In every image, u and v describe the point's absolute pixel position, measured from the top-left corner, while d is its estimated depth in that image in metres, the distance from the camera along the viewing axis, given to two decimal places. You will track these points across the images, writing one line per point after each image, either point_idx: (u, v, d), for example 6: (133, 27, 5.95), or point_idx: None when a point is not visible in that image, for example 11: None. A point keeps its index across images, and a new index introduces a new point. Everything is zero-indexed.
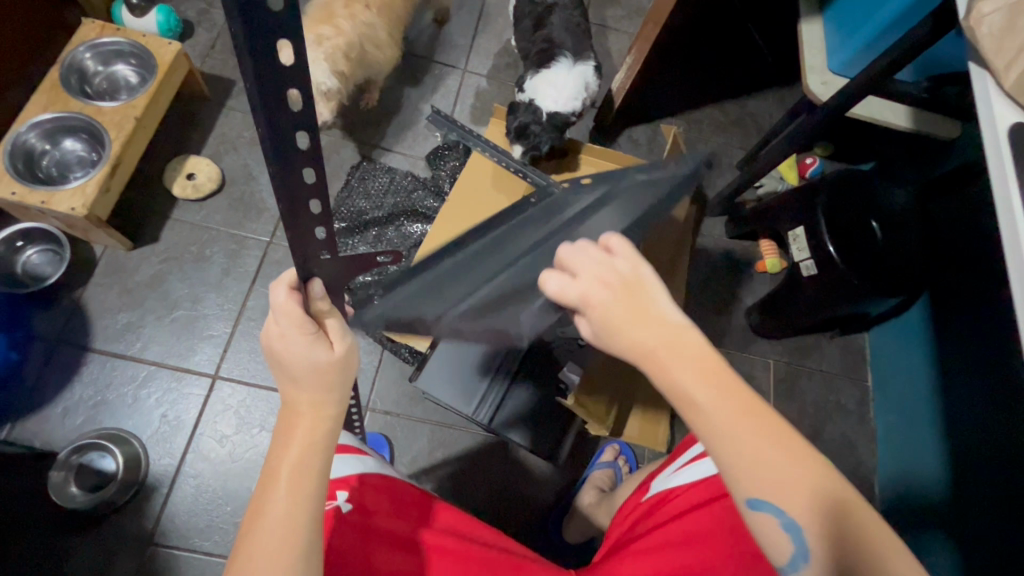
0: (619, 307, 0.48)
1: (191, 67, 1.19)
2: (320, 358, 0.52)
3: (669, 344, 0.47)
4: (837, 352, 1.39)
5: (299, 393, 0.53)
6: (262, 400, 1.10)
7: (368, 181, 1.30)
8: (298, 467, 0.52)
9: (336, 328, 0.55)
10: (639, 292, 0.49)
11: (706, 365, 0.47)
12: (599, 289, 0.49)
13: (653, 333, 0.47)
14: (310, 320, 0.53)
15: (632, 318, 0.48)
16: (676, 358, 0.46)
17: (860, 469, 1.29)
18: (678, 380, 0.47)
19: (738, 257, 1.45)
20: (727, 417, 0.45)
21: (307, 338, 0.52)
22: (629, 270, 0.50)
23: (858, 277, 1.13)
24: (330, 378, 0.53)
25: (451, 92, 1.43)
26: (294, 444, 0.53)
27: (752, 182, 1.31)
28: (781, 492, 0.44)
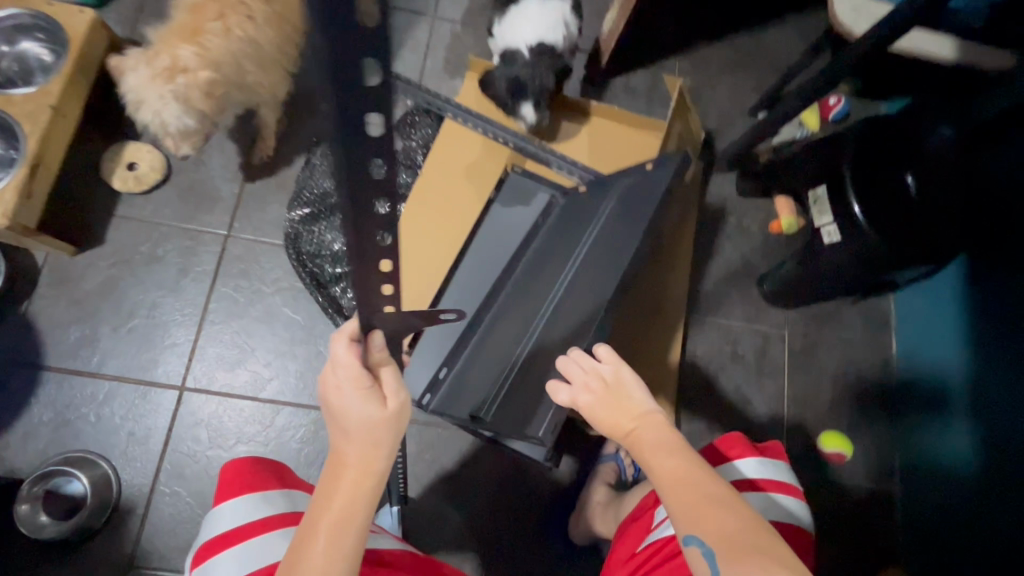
0: (600, 399, 0.64)
1: (114, 37, 1.03)
2: (373, 414, 0.53)
3: (636, 425, 0.62)
4: (858, 318, 1.27)
5: (347, 444, 0.54)
6: (235, 410, 1.03)
7: (331, 158, 1.15)
8: (340, 522, 0.52)
9: (392, 380, 0.55)
10: (616, 386, 0.64)
11: (661, 438, 0.60)
12: (585, 386, 0.65)
13: (623, 416, 0.63)
14: (368, 373, 0.53)
15: (609, 405, 0.63)
16: (639, 432, 0.61)
17: (879, 443, 1.21)
18: (641, 449, 0.60)
19: (750, 218, 1.30)
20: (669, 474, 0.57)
21: (362, 395, 0.53)
22: (610, 369, 0.65)
23: (889, 246, 0.99)
24: (381, 435, 0.54)
25: (420, 45, 1.25)
26: (336, 496, 0.53)
27: (768, 134, 1.14)
28: (709, 530, 0.52)
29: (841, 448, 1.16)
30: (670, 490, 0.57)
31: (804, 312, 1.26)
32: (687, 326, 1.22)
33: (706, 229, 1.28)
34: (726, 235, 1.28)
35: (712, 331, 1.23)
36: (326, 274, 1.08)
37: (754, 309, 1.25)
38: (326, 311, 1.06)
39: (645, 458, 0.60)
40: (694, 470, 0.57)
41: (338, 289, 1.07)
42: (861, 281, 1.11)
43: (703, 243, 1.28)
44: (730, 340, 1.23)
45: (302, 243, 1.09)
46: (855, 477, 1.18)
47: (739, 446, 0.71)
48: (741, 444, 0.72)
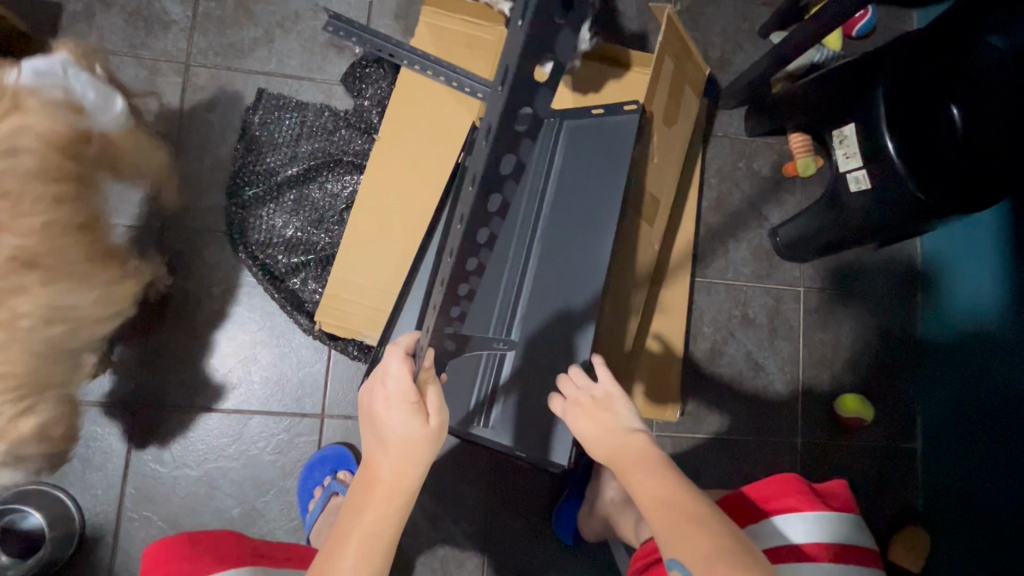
0: (583, 410, 0.59)
1: None
2: (412, 431, 0.53)
3: (621, 436, 0.56)
4: (880, 267, 1.15)
5: (385, 459, 0.53)
6: (197, 424, 0.93)
7: (272, 126, 0.98)
8: (370, 538, 0.52)
9: (434, 401, 0.55)
10: (601, 396, 0.59)
11: (642, 451, 0.54)
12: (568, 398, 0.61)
13: (605, 427, 0.57)
14: (414, 390, 0.53)
15: (593, 416, 0.58)
16: (622, 443, 0.55)
17: (901, 402, 1.12)
18: (623, 460, 0.54)
19: (762, 161, 1.14)
20: (647, 490, 0.51)
21: (408, 410, 0.53)
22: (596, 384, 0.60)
23: (929, 193, 0.85)
24: (417, 452, 0.53)
25: None
26: (367, 513, 0.53)
27: (783, 61, 0.96)
28: (691, 552, 0.46)
29: (861, 412, 1.07)
30: (649, 503, 0.50)
31: (820, 264, 1.14)
32: (692, 291, 1.10)
33: (711, 177, 1.12)
34: (733, 182, 1.13)
35: (720, 294, 1.10)
36: (280, 265, 0.96)
37: (766, 266, 1.13)
38: (285, 307, 0.95)
39: (625, 470, 0.53)
40: (675, 486, 0.51)
41: (296, 280, 0.96)
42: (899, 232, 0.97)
43: (708, 194, 1.12)
44: (740, 302, 1.11)
45: (249, 232, 0.96)
46: (876, 441, 1.11)
47: (795, 495, 0.64)
48: (798, 490, 0.64)
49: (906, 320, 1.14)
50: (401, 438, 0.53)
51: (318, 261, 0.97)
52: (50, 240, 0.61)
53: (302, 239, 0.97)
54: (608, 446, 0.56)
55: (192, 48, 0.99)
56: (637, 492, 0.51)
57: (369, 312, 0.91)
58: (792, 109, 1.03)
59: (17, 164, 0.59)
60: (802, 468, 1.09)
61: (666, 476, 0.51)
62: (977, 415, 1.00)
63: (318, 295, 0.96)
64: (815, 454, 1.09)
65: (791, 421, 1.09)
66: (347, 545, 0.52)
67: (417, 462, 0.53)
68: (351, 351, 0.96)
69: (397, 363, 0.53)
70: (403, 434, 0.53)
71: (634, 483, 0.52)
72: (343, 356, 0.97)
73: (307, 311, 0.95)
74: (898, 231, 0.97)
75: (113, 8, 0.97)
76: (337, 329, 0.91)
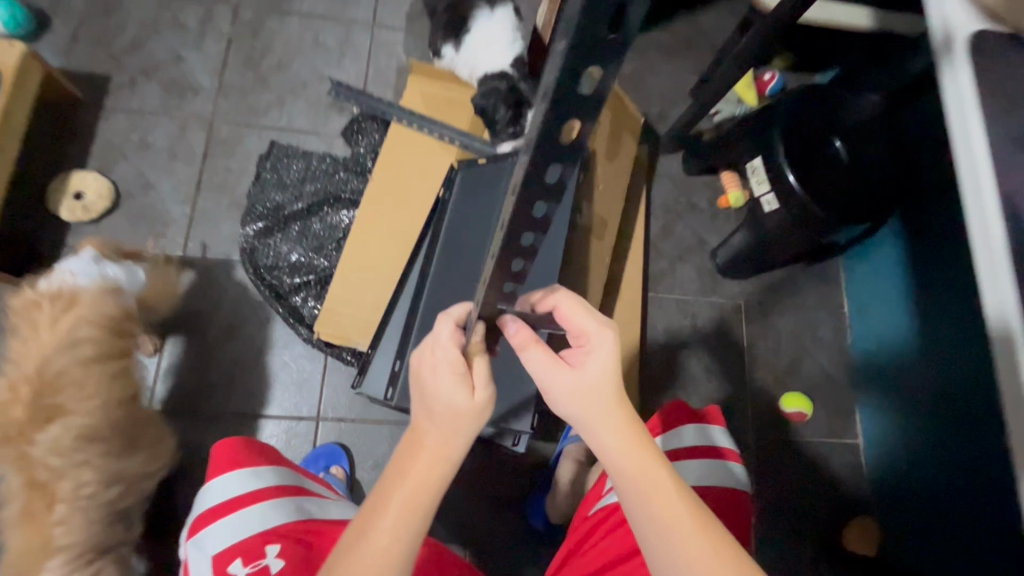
0: (584, 389, 0.53)
1: (48, 68, 1.04)
2: (458, 402, 0.52)
3: (628, 436, 0.53)
4: (811, 283, 1.31)
5: (431, 430, 0.52)
6: (203, 428, 1.04)
7: (281, 170, 1.16)
8: (410, 503, 0.49)
9: (483, 373, 0.53)
10: (604, 375, 0.54)
11: (652, 465, 0.52)
12: (560, 367, 0.54)
13: (608, 418, 0.53)
14: (463, 359, 0.53)
15: (595, 402, 0.53)
16: (631, 447, 0.52)
17: (839, 401, 1.25)
18: (630, 472, 0.51)
19: (700, 195, 1.34)
20: (657, 508, 0.50)
21: (454, 378, 0.52)
22: (597, 363, 0.54)
23: (824, 211, 1.04)
24: (462, 423, 0.52)
25: (362, 52, 1.26)
26: (406, 481, 0.50)
27: (703, 112, 1.19)
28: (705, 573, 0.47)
29: (802, 407, 1.20)
30: (659, 523, 0.49)
31: (758, 280, 1.30)
32: (646, 305, 1.26)
33: (657, 209, 1.32)
34: (676, 213, 1.32)
35: (671, 307, 1.26)
36: (284, 285, 1.10)
37: (710, 283, 1.29)
38: (287, 320, 1.09)
39: (635, 483, 0.51)
40: (684, 502, 0.50)
41: (297, 298, 1.10)
42: (806, 243, 1.15)
43: (655, 223, 1.31)
44: (688, 315, 1.26)
45: (259, 257, 1.11)
46: (819, 436, 1.22)
47: (682, 414, 0.78)
48: (684, 411, 0.79)
49: (838, 329, 1.29)
50: (451, 408, 0.52)
51: (317, 281, 1.11)
52: (104, 411, 0.80)
53: (303, 263, 1.11)
54: (613, 447, 0.52)
55: (217, 109, 1.19)
56: (646, 507, 0.50)
57: (360, 322, 1.05)
58: (716, 150, 1.24)
59: (80, 353, 0.78)
60: (754, 462, 1.19)
61: (675, 488, 0.51)
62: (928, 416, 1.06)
63: (317, 310, 1.09)
64: (766, 448, 1.21)
65: (742, 419, 1.22)
66: (382, 515, 0.48)
67: (461, 435, 0.52)
68: (344, 357, 1.09)
69: (448, 333, 0.54)
70: (452, 404, 0.52)
71: (643, 498, 0.50)
72: (337, 363, 1.10)
73: (307, 323, 1.09)
74: (813, 242, 1.14)
75: (153, 80, 1.18)
76: (332, 336, 1.05)
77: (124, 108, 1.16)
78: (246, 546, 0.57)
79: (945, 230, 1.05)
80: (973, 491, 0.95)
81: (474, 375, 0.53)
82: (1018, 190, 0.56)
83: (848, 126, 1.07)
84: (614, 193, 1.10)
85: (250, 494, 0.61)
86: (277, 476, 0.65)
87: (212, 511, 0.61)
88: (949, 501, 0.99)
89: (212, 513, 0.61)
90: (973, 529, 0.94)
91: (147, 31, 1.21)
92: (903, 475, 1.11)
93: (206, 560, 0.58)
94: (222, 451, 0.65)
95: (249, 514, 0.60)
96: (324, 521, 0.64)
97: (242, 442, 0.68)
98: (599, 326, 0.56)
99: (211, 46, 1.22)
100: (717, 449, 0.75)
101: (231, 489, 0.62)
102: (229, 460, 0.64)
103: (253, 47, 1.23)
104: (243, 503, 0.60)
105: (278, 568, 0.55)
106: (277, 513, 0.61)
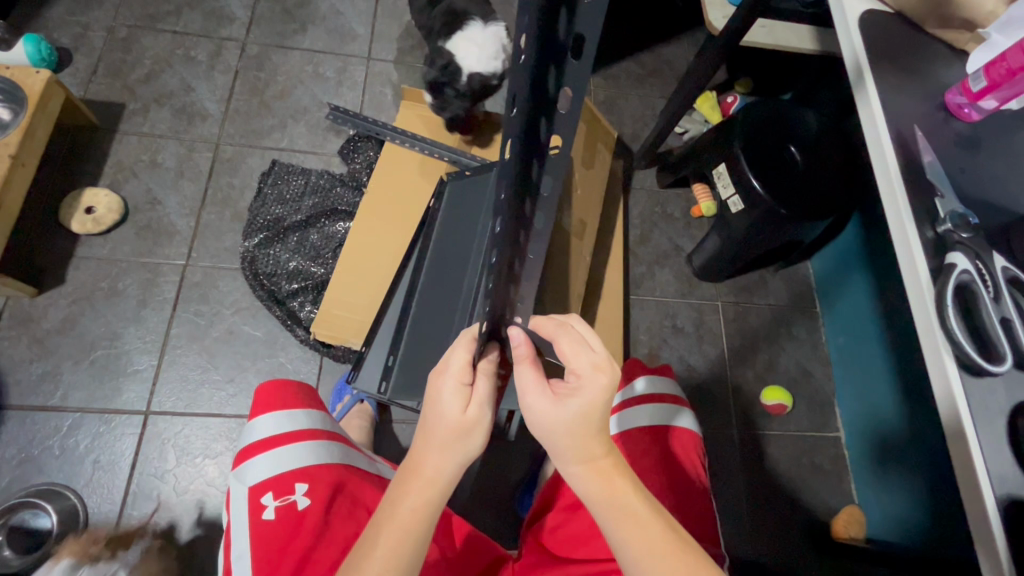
0: (567, 423, 0.51)
1: (68, 93, 1.13)
2: (457, 415, 0.52)
3: (610, 473, 0.52)
4: (782, 284, 1.38)
5: (430, 449, 0.52)
6: (201, 428, 1.07)
7: (282, 185, 1.24)
8: (401, 534, 0.51)
9: (485, 390, 0.53)
10: (590, 412, 0.51)
11: (635, 502, 0.51)
12: (544, 395, 0.51)
13: (590, 454, 0.52)
14: (471, 369, 0.53)
15: (578, 437, 0.51)
16: (614, 482, 0.52)
17: (818, 395, 1.30)
18: (610, 506, 0.51)
19: (674, 205, 1.43)
20: (633, 543, 0.50)
21: (457, 391, 0.52)
22: (583, 400, 0.51)
23: (787, 208, 1.09)
24: (459, 437, 0.52)
25: (357, 82, 1.37)
26: (405, 503, 0.52)
27: (669, 127, 1.29)
28: None
29: (782, 399, 1.25)
30: (635, 558, 0.50)
31: (733, 283, 1.37)
32: (628, 307, 1.32)
33: (635, 219, 1.40)
34: (652, 222, 1.41)
35: (651, 308, 1.33)
36: (283, 290, 1.16)
37: (687, 285, 1.36)
38: (285, 323, 1.14)
39: (614, 517, 0.51)
40: (666, 537, 0.51)
41: (295, 303, 1.15)
42: (769, 244, 1.19)
43: (633, 231, 1.39)
44: (668, 316, 1.33)
45: (259, 265, 1.17)
46: (801, 429, 1.26)
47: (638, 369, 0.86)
48: (640, 367, 0.87)
49: (812, 327, 1.36)
50: (453, 424, 0.52)
51: (314, 286, 1.16)
52: None
53: (301, 270, 1.17)
54: (593, 481, 0.52)
55: (223, 133, 1.28)
56: (624, 539, 0.50)
57: (355, 323, 1.09)
58: (684, 162, 1.33)
59: None
60: (739, 456, 1.22)
61: (656, 523, 0.51)
62: (907, 401, 1.09)
63: (313, 313, 1.14)
64: (750, 442, 1.24)
65: (725, 415, 1.25)
66: (376, 541, 0.50)
67: (455, 457, 0.52)
68: (338, 354, 1.13)
69: (463, 342, 0.53)
70: (453, 420, 0.52)
71: (621, 532, 0.50)
72: (333, 364, 1.15)
73: (304, 326, 1.14)
74: (780, 241, 1.18)
75: (165, 107, 1.28)
76: (326, 336, 1.09)
77: (136, 132, 1.25)
78: (278, 481, 0.63)
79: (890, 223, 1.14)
80: (934, 444, 1.02)
81: (475, 389, 0.52)
82: (904, 133, 0.68)
83: (800, 131, 1.15)
84: (589, 198, 1.19)
85: (284, 436, 0.66)
86: (313, 419, 0.70)
87: (253, 445, 0.66)
88: (917, 459, 1.06)
89: (252, 446, 0.66)
90: (942, 483, 1.00)
91: (161, 65, 1.32)
92: (883, 448, 1.16)
93: (242, 487, 0.63)
94: (268, 394, 0.70)
95: (284, 452, 0.65)
96: (349, 466, 0.70)
97: (285, 385, 0.72)
98: (594, 368, 0.53)
99: (218, 77, 1.33)
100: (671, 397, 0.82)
101: (272, 427, 0.67)
102: (271, 403, 0.69)
103: (257, 78, 1.34)
104: (280, 442, 0.66)
105: (305, 505, 0.62)
106: (309, 455, 0.66)
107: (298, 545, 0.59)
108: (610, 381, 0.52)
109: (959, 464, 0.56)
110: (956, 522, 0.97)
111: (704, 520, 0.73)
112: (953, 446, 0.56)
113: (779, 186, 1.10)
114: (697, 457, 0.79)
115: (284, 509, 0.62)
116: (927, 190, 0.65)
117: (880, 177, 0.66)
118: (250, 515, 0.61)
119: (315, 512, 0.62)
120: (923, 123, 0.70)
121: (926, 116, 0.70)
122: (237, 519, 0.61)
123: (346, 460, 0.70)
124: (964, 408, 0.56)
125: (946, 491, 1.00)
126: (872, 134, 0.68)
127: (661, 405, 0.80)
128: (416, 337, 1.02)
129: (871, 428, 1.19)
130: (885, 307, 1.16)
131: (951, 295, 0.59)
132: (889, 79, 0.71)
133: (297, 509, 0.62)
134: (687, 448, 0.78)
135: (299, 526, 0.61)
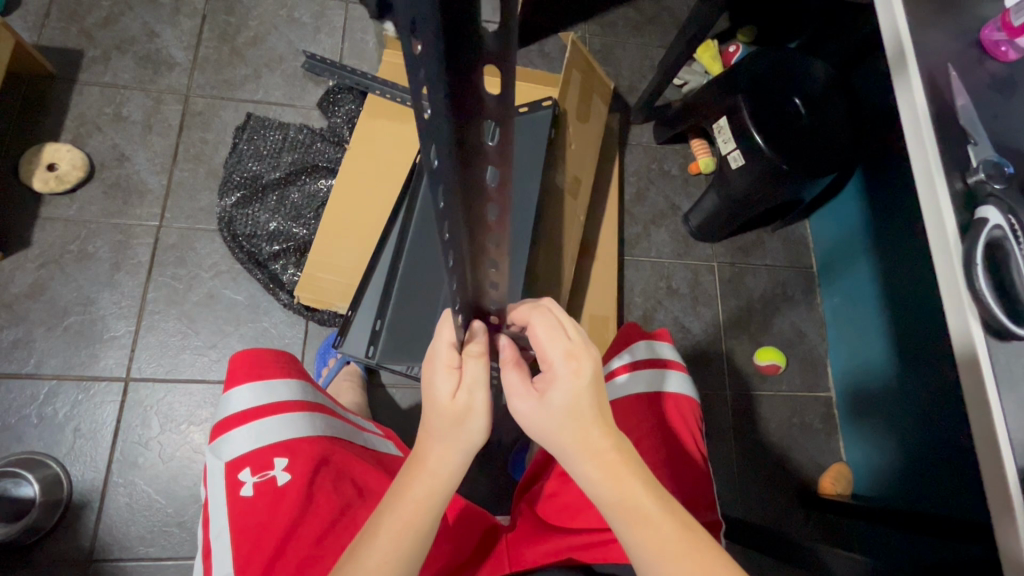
0: (556, 420, 0.48)
1: (19, 38, 1.04)
2: (447, 401, 0.48)
3: (620, 462, 0.48)
4: (779, 244, 1.35)
5: (431, 440, 0.50)
6: (183, 394, 1.04)
7: (258, 141, 1.16)
8: (406, 523, 0.48)
9: (476, 374, 0.48)
10: (576, 397, 0.48)
11: (646, 499, 0.47)
12: (527, 396, 0.49)
13: (591, 445, 0.48)
14: (457, 353, 0.49)
15: (573, 432, 0.48)
16: (619, 478, 0.47)
17: (811, 355, 1.29)
18: (618, 505, 0.47)
19: (670, 163, 1.37)
20: (643, 539, 0.46)
21: (448, 374, 0.48)
22: (566, 392, 0.48)
23: (789, 163, 1.03)
24: (452, 429, 0.49)
25: (336, 28, 1.28)
26: (409, 494, 0.49)
27: (668, 78, 1.22)
28: None
29: (775, 360, 1.24)
30: (654, 564, 0.46)
31: (729, 243, 1.34)
32: (622, 268, 1.29)
33: (630, 176, 1.35)
34: (649, 180, 1.36)
35: (646, 270, 1.30)
36: (264, 253, 1.11)
37: (683, 246, 1.33)
38: (267, 287, 1.09)
39: (624, 517, 0.47)
40: (682, 537, 0.46)
41: (277, 266, 1.11)
42: (769, 203, 1.15)
43: (629, 189, 1.35)
44: (664, 277, 1.30)
45: (237, 226, 1.11)
46: (792, 389, 1.26)
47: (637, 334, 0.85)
48: (638, 333, 0.85)
49: (808, 288, 1.33)
50: (444, 413, 0.48)
51: (297, 248, 1.11)
52: None
53: (282, 231, 1.12)
54: (594, 476, 0.47)
55: (192, 83, 1.19)
56: (634, 542, 0.47)
57: (341, 286, 1.05)
58: (683, 117, 1.26)
59: None
60: (731, 417, 1.22)
61: (667, 518, 0.47)
62: (904, 362, 1.07)
63: (297, 277, 1.10)
64: (743, 403, 1.24)
65: (718, 376, 1.25)
66: (377, 533, 0.48)
67: (460, 448, 0.49)
68: (323, 318, 1.09)
69: (445, 323, 0.49)
70: (444, 407, 0.48)
71: (633, 534, 0.47)
72: (319, 329, 1.11)
73: (287, 289, 1.09)
74: (782, 198, 1.12)
75: (127, 54, 1.19)
76: (310, 300, 1.05)
77: (98, 82, 1.16)
78: (256, 456, 0.61)
79: (893, 181, 1.10)
80: (929, 405, 1.02)
81: (467, 373, 0.48)
82: (936, 79, 0.64)
83: (807, 83, 1.09)
84: (582, 152, 1.12)
85: (258, 409, 0.64)
86: (291, 390, 0.67)
87: (229, 419, 0.63)
88: (909, 416, 1.06)
89: (227, 420, 0.63)
90: (937, 439, 1.00)
91: (120, 7, 1.21)
92: (871, 406, 1.17)
93: (218, 463, 0.61)
94: (242, 363, 0.67)
95: (263, 425, 0.63)
96: (333, 439, 0.67)
97: (262, 353, 0.69)
98: (567, 356, 0.48)
99: (184, 22, 1.23)
100: (672, 362, 0.81)
101: (250, 400, 0.64)
102: (246, 375, 0.66)
103: (227, 23, 1.24)
104: (258, 416, 0.63)
105: (284, 481, 0.60)
106: (292, 428, 0.63)
107: (278, 521, 0.57)
108: (588, 367, 0.48)
109: (978, 427, 0.54)
110: (961, 483, 0.95)
111: (702, 486, 0.72)
112: (974, 412, 0.55)
113: (785, 141, 1.04)
114: (696, 430, 0.77)
115: (263, 484, 0.59)
116: (959, 138, 0.62)
117: (908, 122, 0.62)
118: (227, 492, 0.59)
119: (296, 487, 0.59)
120: (955, 68, 0.65)
121: (960, 55, 0.66)
122: (215, 495, 0.59)
123: (331, 432, 0.68)
124: (989, 377, 0.54)
125: (940, 447, 1.00)
126: (900, 68, 0.64)
127: (660, 371, 0.79)
128: (402, 298, 0.99)
129: (863, 390, 1.19)
130: (882, 268, 1.14)
131: (980, 254, 0.55)
132: (919, 11, 0.66)
133: (278, 485, 0.59)
134: (685, 415, 0.77)
135: (279, 501, 0.58)
